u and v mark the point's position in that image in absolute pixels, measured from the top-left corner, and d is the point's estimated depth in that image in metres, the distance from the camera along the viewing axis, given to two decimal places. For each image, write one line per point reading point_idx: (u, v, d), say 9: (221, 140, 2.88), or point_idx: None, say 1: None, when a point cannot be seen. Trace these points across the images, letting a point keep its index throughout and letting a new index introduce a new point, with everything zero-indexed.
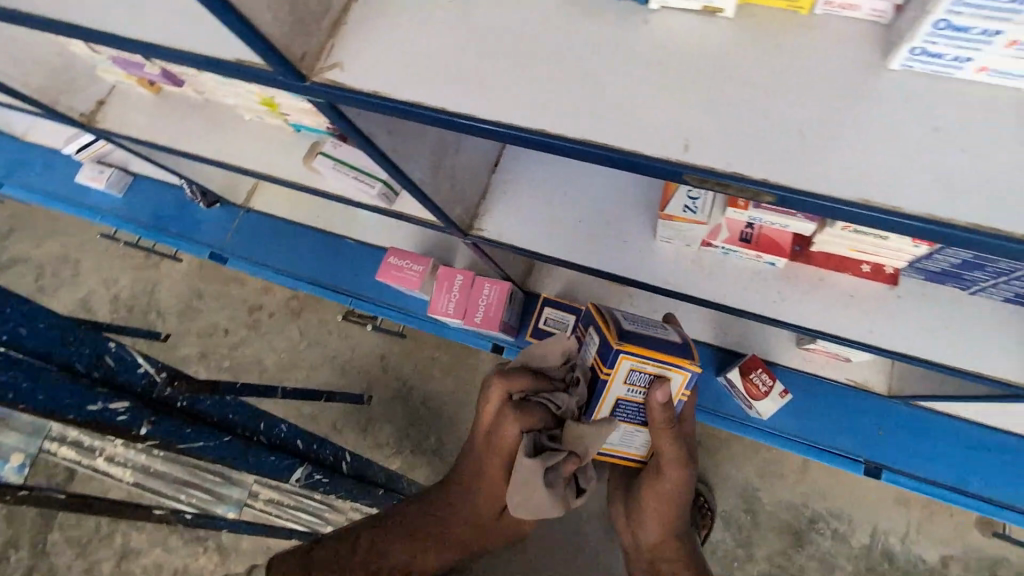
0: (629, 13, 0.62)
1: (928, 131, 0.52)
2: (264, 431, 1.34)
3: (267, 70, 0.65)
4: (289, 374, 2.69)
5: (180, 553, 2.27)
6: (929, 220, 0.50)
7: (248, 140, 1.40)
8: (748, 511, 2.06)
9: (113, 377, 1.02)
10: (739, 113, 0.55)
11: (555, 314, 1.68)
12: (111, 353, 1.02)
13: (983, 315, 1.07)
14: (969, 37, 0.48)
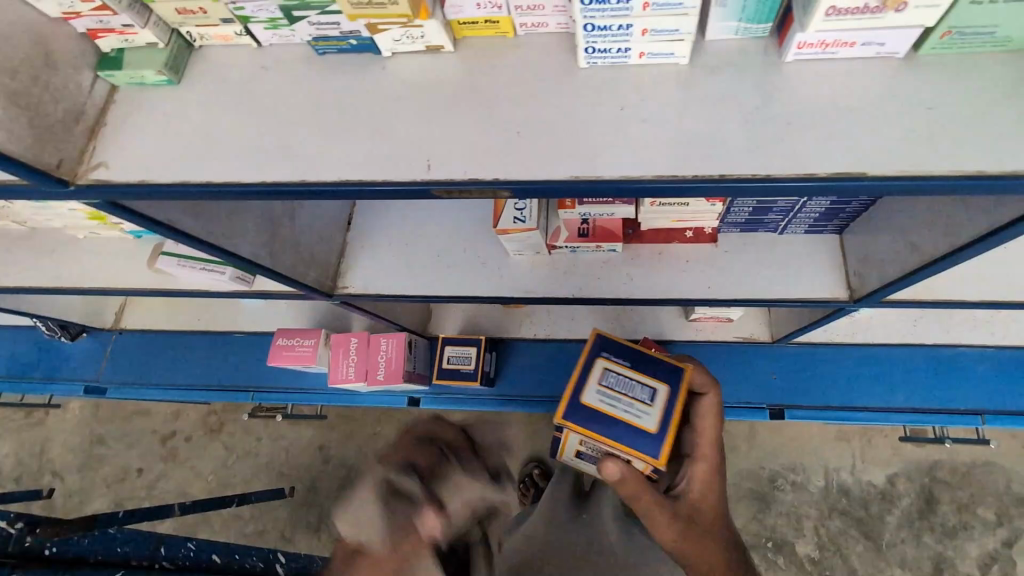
0: (368, 64, 0.70)
1: (617, 111, 0.64)
2: None
3: (26, 184, 0.65)
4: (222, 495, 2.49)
5: None
6: (626, 179, 0.61)
7: (89, 261, 1.34)
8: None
9: None
10: (471, 129, 0.65)
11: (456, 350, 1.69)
12: None
13: (799, 248, 1.20)
14: (614, 33, 0.60)
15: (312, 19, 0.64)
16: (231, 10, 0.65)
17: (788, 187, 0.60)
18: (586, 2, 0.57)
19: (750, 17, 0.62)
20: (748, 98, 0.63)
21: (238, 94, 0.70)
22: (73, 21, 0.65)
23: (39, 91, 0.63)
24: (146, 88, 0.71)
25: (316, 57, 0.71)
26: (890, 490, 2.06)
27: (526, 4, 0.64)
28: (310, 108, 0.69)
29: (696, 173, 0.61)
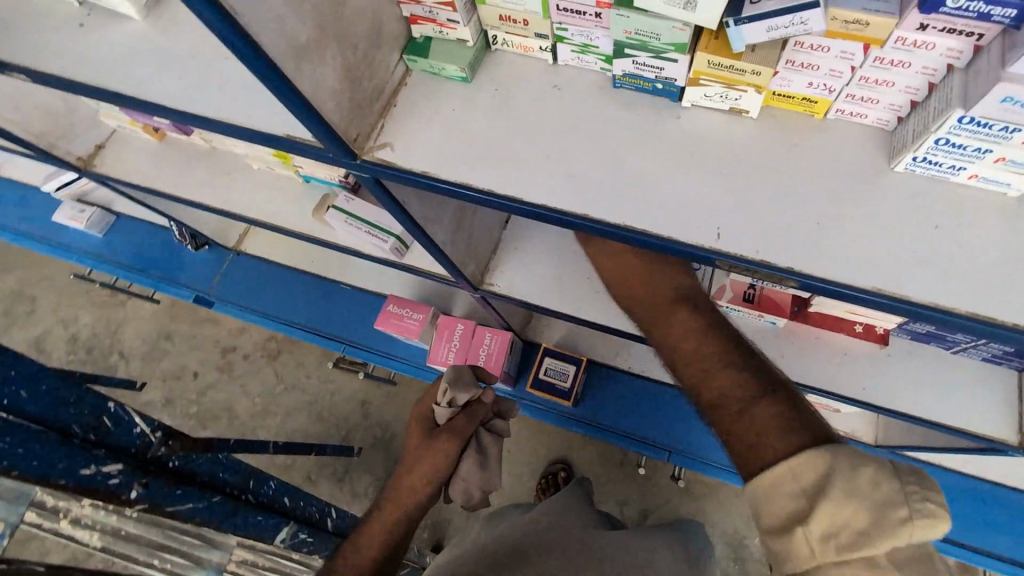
0: (663, 110, 0.69)
1: (931, 229, 0.60)
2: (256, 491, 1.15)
3: (317, 146, 0.67)
4: (262, 421, 2.50)
5: None
6: (940, 308, 0.57)
7: (259, 194, 1.40)
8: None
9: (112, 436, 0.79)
10: (766, 207, 0.63)
11: (554, 364, 1.70)
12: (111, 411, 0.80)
13: (971, 377, 1.13)
14: (962, 152, 0.56)
15: (639, 60, 0.62)
16: (553, 28, 0.65)
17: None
18: (961, 121, 0.53)
19: None
20: None
21: (523, 106, 0.70)
22: (405, 5, 0.64)
23: (365, 66, 0.64)
24: (438, 77, 0.71)
25: (611, 88, 0.70)
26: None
27: (863, 95, 0.61)
28: (596, 139, 0.68)
29: (1020, 323, 0.56)
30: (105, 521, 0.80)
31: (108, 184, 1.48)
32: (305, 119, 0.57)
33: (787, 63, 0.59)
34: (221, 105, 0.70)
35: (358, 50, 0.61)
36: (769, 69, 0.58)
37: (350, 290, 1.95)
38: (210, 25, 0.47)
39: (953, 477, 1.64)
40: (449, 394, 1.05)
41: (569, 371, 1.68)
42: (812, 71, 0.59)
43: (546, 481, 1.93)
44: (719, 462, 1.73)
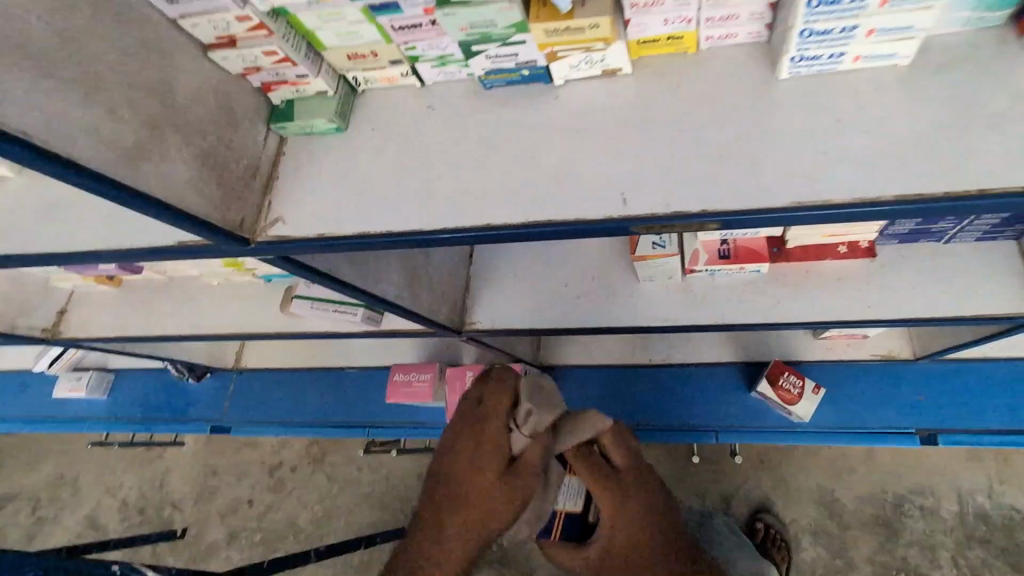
0: (540, 95, 0.67)
1: (832, 124, 0.58)
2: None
3: (210, 243, 0.66)
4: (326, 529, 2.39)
5: None
6: (866, 201, 0.54)
7: (227, 307, 1.40)
8: (829, 517, 1.89)
9: None
10: (666, 155, 0.61)
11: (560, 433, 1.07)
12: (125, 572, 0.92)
13: (973, 260, 1.07)
14: (834, 36, 0.53)
15: (491, 52, 0.60)
16: (403, 50, 0.64)
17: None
18: (810, 5, 0.51)
19: (991, 5, 0.54)
20: (991, 99, 0.55)
21: (409, 141, 0.69)
22: (250, 75, 0.64)
23: (224, 148, 0.63)
24: (314, 135, 0.71)
25: (483, 89, 0.68)
26: None
27: (721, 14, 0.59)
28: (482, 147, 0.66)
29: (948, 189, 0.52)
30: None
31: (78, 345, 1.50)
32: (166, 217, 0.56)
33: (633, 7, 0.57)
34: (130, 230, 0.69)
35: (208, 132, 0.61)
36: (609, 17, 0.54)
37: (354, 373, 1.92)
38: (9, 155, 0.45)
39: (1006, 364, 1.54)
40: (531, 422, 0.90)
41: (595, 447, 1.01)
42: (660, 8, 0.57)
43: None
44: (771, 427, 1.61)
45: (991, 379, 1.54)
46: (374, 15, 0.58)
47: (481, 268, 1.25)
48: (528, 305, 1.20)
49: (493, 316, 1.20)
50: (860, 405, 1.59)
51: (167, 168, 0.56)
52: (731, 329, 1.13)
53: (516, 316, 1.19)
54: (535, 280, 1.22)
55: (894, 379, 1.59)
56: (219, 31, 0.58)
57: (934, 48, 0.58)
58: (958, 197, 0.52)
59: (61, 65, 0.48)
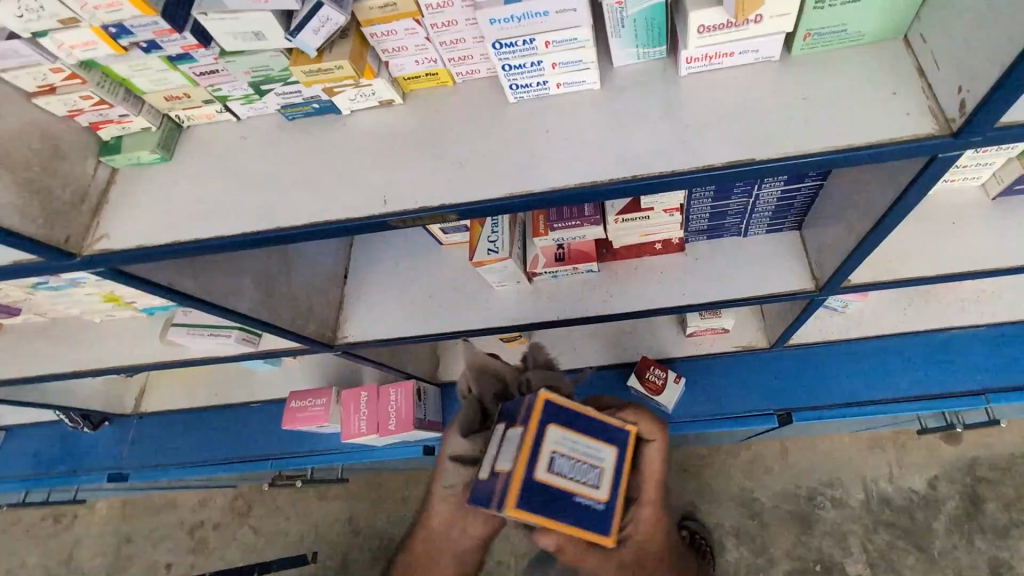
0: (333, 122, 0.81)
1: (543, 133, 0.75)
2: None
3: (44, 263, 0.75)
4: None
5: None
6: (555, 190, 0.71)
7: (111, 347, 1.44)
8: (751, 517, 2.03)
9: None
10: (420, 164, 0.76)
11: (565, 444, 0.93)
12: None
13: (769, 250, 1.26)
14: (529, 69, 0.71)
15: (277, 90, 0.74)
16: (211, 92, 0.76)
17: (691, 178, 0.69)
18: (497, 47, 0.67)
19: (644, 43, 0.72)
20: (655, 110, 0.74)
21: (226, 166, 0.81)
22: (77, 116, 0.75)
23: (48, 176, 0.73)
24: (143, 165, 0.82)
25: (288, 121, 0.82)
26: (933, 495, 1.96)
27: (457, 56, 0.75)
28: (286, 167, 0.80)
29: (611, 177, 0.71)
30: None
31: None
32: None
33: (384, 52, 0.72)
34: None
35: (31, 165, 0.71)
36: (346, 60, 0.69)
37: (260, 407, 1.95)
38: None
39: (843, 344, 1.74)
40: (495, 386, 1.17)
41: (602, 470, 0.94)
42: (406, 52, 0.73)
43: None
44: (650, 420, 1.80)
45: (830, 359, 1.74)
46: (175, 64, 0.70)
47: (351, 286, 1.36)
48: (393, 314, 1.32)
49: (363, 328, 1.32)
50: (722, 393, 1.78)
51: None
52: (573, 321, 1.30)
53: (383, 325, 1.31)
54: (400, 292, 1.34)
55: (751, 366, 1.79)
56: (39, 81, 0.68)
57: (620, 73, 0.77)
58: (628, 180, 0.70)
59: None
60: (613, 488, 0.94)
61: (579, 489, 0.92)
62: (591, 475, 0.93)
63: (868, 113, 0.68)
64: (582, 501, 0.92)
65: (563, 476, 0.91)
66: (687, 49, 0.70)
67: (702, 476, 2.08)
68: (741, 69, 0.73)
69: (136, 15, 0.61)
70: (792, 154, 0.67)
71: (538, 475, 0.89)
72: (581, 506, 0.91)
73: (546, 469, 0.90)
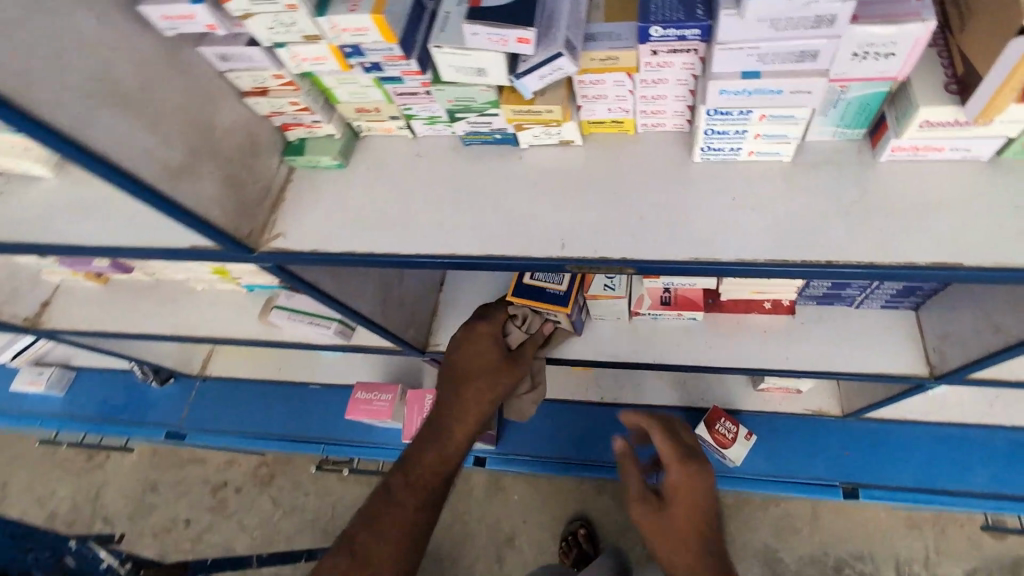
0: (507, 153, 0.82)
1: (729, 201, 0.74)
2: None
3: (219, 250, 0.78)
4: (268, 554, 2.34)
5: None
6: (745, 262, 0.70)
7: (206, 315, 1.49)
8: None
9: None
10: (599, 213, 0.76)
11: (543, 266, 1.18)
12: (74, 553, 1.06)
13: (878, 324, 1.21)
14: (731, 135, 0.70)
15: (470, 119, 0.76)
16: (401, 110, 0.79)
17: (894, 274, 0.67)
18: (710, 113, 0.67)
19: (848, 123, 0.71)
20: (847, 192, 0.73)
21: (397, 180, 0.83)
22: (274, 117, 0.78)
23: (244, 172, 0.77)
24: (318, 169, 0.84)
25: (463, 146, 0.84)
26: None
27: (652, 109, 0.75)
28: (455, 191, 0.81)
29: (802, 259, 0.69)
30: None
31: (56, 338, 1.55)
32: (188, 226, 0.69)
33: (584, 98, 0.73)
34: (143, 236, 0.82)
35: (230, 158, 0.74)
36: (558, 105, 0.70)
37: (320, 389, 1.98)
38: (71, 157, 0.57)
39: (921, 427, 1.68)
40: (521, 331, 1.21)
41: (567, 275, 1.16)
42: (605, 100, 0.73)
43: (566, 544, 1.91)
44: (709, 470, 1.75)
45: (905, 439, 1.68)
46: (382, 83, 0.73)
47: (449, 296, 1.37)
48: None
49: None
50: (789, 453, 1.72)
51: (197, 184, 0.69)
52: (665, 367, 1.28)
53: None
54: None
55: (820, 431, 1.73)
56: (255, 83, 0.72)
57: (809, 147, 0.76)
58: (818, 265, 0.69)
59: (129, 102, 0.61)
60: (573, 285, 1.15)
61: (549, 285, 1.15)
62: (556, 277, 1.16)
63: None
64: (558, 289, 1.15)
65: (543, 278, 1.16)
66: (897, 138, 0.68)
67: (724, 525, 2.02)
68: (939, 164, 0.72)
69: (378, 40, 0.63)
70: (998, 263, 0.65)
71: (526, 281, 1.16)
72: (544, 291, 1.15)
73: (535, 277, 1.17)
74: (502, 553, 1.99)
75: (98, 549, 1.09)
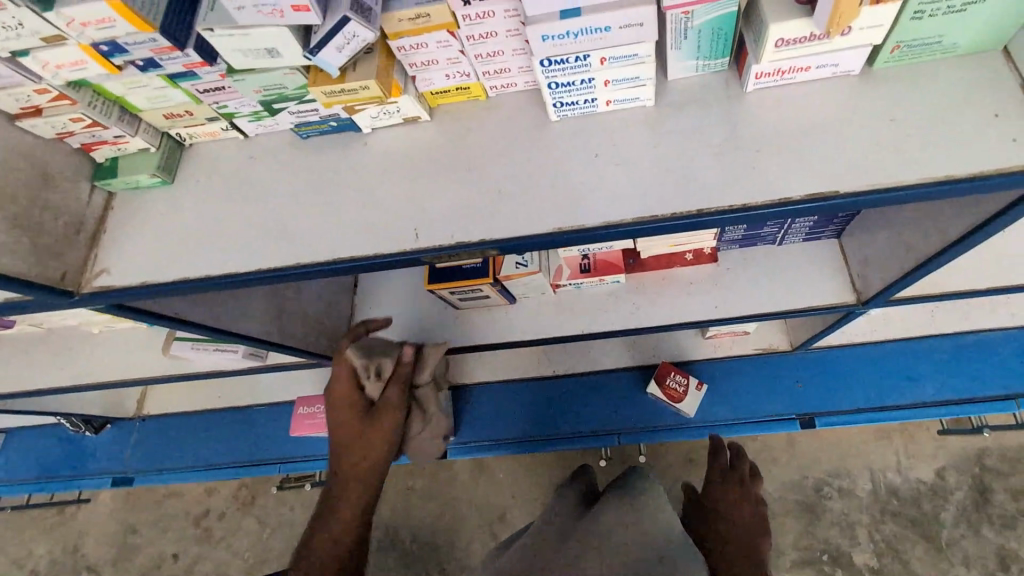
0: (351, 140, 0.73)
1: (593, 158, 0.67)
2: None
3: (32, 299, 0.68)
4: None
5: None
6: (611, 224, 0.63)
7: (109, 358, 1.37)
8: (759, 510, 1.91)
9: None
10: (454, 192, 0.68)
11: None
12: None
13: (803, 257, 1.18)
14: (579, 87, 0.62)
15: (292, 109, 0.67)
16: (216, 109, 0.69)
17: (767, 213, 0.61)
18: (547, 64, 0.59)
19: (707, 54, 0.64)
20: (716, 130, 0.66)
21: (234, 187, 0.73)
22: (67, 138, 0.68)
23: (38, 208, 0.66)
24: (142, 189, 0.75)
25: (302, 140, 0.74)
26: (941, 485, 1.85)
27: (493, 69, 0.66)
28: (299, 191, 0.72)
29: (673, 211, 0.63)
30: None
31: None
32: None
33: (412, 66, 0.64)
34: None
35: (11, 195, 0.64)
36: (373, 79, 0.61)
37: (267, 409, 1.89)
38: None
39: (868, 347, 1.69)
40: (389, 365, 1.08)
41: None
42: (437, 65, 0.64)
43: None
44: (669, 424, 1.71)
45: (854, 362, 1.69)
46: (176, 81, 0.63)
47: (363, 297, 1.29)
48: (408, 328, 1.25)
49: None
50: (744, 394, 1.71)
51: None
52: (597, 335, 1.22)
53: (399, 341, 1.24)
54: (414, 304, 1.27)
55: (771, 368, 1.72)
56: (22, 102, 0.62)
57: (674, 86, 0.69)
58: (688, 215, 0.62)
59: None
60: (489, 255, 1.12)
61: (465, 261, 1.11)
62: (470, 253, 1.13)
63: (951, 134, 0.60)
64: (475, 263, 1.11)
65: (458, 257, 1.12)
66: (756, 65, 0.62)
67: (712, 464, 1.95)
68: (809, 85, 0.66)
69: (132, 32, 0.54)
70: (873, 185, 0.59)
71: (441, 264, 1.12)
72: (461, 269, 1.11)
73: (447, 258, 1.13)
74: (494, 529, 1.96)
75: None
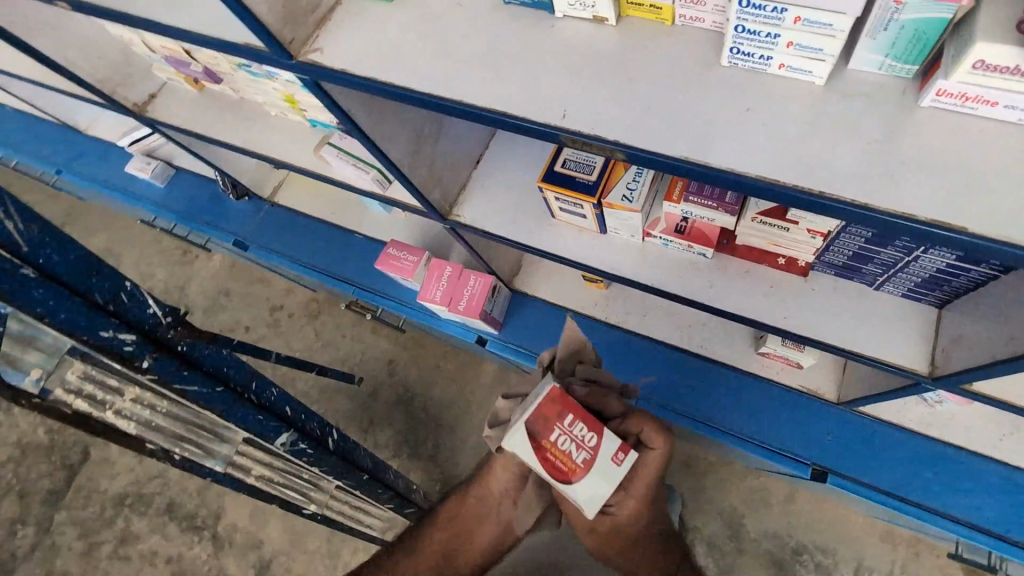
0: (541, 20, 0.82)
1: (742, 112, 0.72)
2: (256, 389, 1.22)
3: (268, 53, 0.88)
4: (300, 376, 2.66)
5: (178, 542, 2.40)
6: (729, 171, 0.70)
7: (271, 138, 1.63)
8: (730, 536, 2.02)
9: (125, 310, 1.00)
10: (608, 96, 0.76)
11: (575, 157, 1.24)
12: (127, 291, 0.99)
13: (898, 308, 1.14)
14: (761, 38, 0.67)
15: None
16: None
17: (884, 220, 0.65)
18: (743, 5, 0.64)
19: (898, 54, 0.65)
20: (870, 128, 0.68)
21: (434, 24, 0.86)
22: None
23: None
24: None
25: (502, 5, 0.84)
26: None
27: None
28: (481, 47, 0.83)
29: (794, 183, 0.68)
30: (140, 412, 1.03)
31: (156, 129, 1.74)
32: (241, 17, 0.79)
33: None
34: (227, 30, 0.93)
35: None
36: None
37: (363, 240, 2.16)
38: None
39: (924, 441, 1.61)
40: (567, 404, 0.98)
41: (597, 165, 1.21)
42: None
43: None
44: (685, 413, 1.79)
45: (902, 448, 1.63)
46: None
47: (484, 171, 1.39)
48: (504, 215, 1.36)
49: (473, 213, 1.36)
50: (772, 419, 1.73)
51: None
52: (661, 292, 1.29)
53: (491, 221, 1.35)
54: (518, 199, 1.36)
55: (813, 411, 1.70)
56: None
57: (848, 72, 0.71)
58: (798, 190, 0.67)
59: None
60: (602, 178, 1.20)
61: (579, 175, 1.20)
62: (586, 168, 1.21)
63: None
64: (587, 179, 1.20)
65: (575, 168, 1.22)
66: (941, 79, 0.62)
67: (702, 478, 2.07)
68: (988, 129, 0.65)
69: None
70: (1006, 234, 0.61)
71: (556, 169, 1.22)
72: (572, 179, 1.20)
73: (560, 166, 1.22)
74: None
75: (148, 296, 1.02)
